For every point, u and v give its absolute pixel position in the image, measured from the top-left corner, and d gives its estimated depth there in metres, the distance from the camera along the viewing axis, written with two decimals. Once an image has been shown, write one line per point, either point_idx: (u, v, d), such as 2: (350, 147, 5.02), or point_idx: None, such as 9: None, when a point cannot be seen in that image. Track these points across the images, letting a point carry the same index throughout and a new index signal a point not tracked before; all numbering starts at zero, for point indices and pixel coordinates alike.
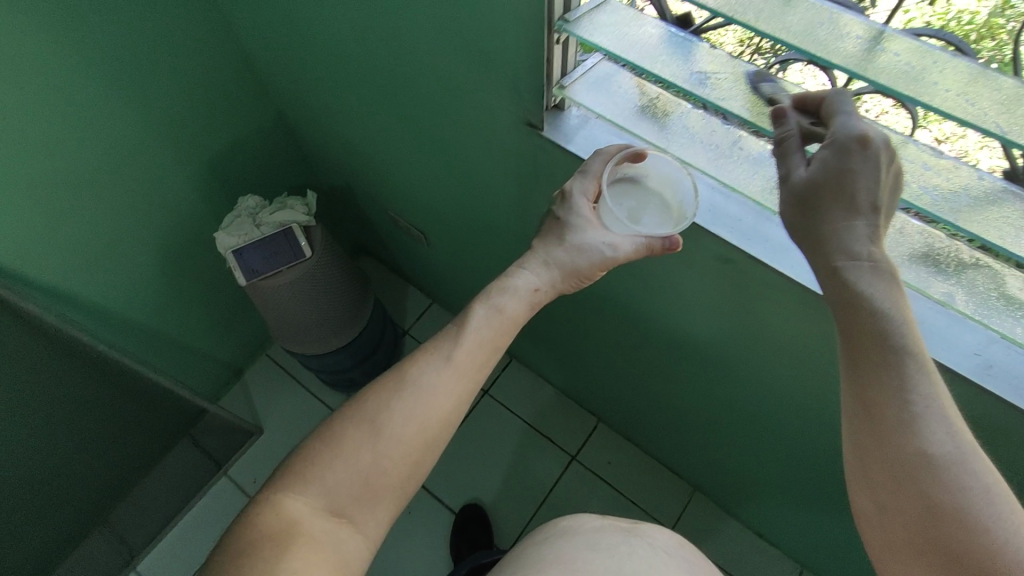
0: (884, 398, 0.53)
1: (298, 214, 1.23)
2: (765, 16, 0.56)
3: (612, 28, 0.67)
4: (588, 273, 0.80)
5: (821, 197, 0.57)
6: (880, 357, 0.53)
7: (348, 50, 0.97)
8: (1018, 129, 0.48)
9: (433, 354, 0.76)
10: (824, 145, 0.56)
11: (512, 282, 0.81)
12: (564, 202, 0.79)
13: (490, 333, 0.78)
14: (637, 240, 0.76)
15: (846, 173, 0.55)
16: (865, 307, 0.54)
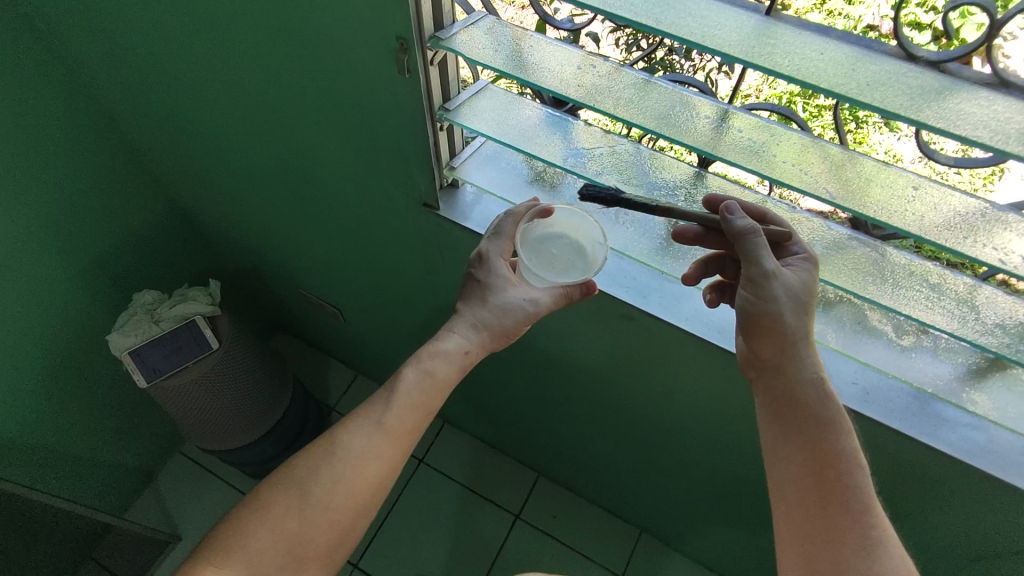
0: (856, 523, 0.57)
1: (200, 305, 1.17)
2: (624, 104, 0.62)
3: (492, 114, 0.71)
4: (515, 329, 0.79)
5: (795, 309, 0.61)
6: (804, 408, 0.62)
7: (240, 135, 0.95)
8: (844, 191, 0.56)
9: (363, 419, 0.75)
10: (805, 262, 0.61)
11: (440, 346, 0.78)
12: (482, 263, 0.78)
13: (422, 399, 0.76)
14: (556, 291, 0.77)
15: (817, 293, 0.62)
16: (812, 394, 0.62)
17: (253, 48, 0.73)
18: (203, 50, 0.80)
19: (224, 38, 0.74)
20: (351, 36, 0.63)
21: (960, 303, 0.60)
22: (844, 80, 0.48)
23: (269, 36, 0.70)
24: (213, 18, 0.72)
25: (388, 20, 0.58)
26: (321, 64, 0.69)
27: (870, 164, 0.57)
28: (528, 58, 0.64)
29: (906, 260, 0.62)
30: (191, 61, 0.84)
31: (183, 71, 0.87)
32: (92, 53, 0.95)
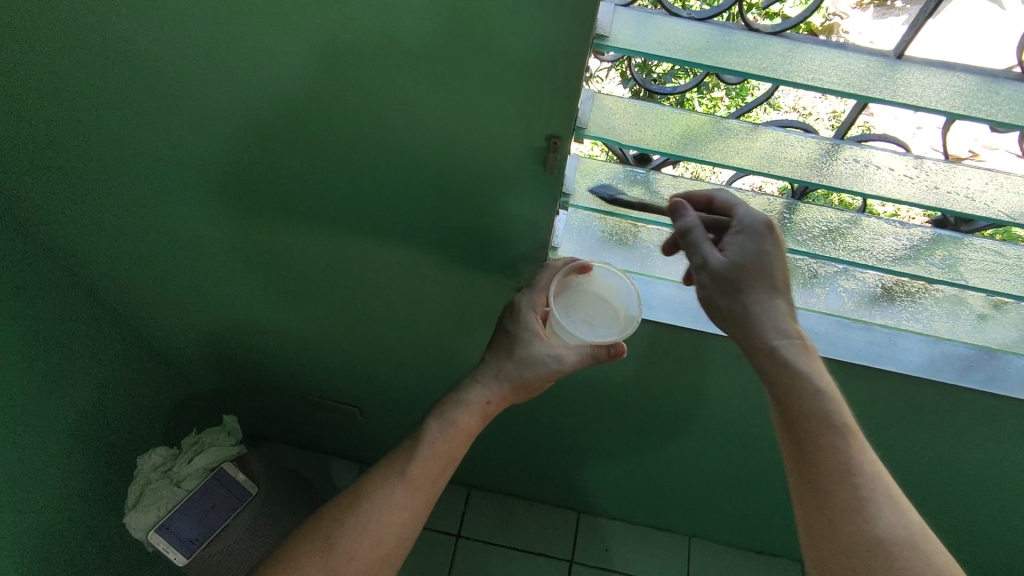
0: (831, 466, 0.60)
1: (227, 449, 1.04)
2: (763, 158, 0.60)
3: (599, 189, 0.69)
4: (537, 383, 0.73)
5: (745, 282, 0.64)
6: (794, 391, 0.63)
7: (266, 250, 0.84)
8: (996, 202, 0.58)
9: (385, 471, 0.73)
10: (743, 234, 0.63)
11: (461, 395, 0.74)
12: (514, 313, 0.73)
13: (442, 451, 0.72)
14: (583, 349, 0.70)
15: (764, 257, 0.63)
16: (791, 371, 0.63)
17: (330, 147, 0.65)
18: (247, 157, 0.70)
19: (290, 138, 0.65)
20: (471, 129, 0.57)
21: None
22: (986, 105, 0.49)
23: (354, 132, 0.63)
24: (282, 120, 0.64)
25: (534, 109, 0.54)
26: (421, 158, 0.62)
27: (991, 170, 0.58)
28: (652, 131, 0.61)
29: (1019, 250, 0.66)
30: (222, 170, 0.73)
31: (211, 185, 0.75)
32: (67, 187, 0.79)
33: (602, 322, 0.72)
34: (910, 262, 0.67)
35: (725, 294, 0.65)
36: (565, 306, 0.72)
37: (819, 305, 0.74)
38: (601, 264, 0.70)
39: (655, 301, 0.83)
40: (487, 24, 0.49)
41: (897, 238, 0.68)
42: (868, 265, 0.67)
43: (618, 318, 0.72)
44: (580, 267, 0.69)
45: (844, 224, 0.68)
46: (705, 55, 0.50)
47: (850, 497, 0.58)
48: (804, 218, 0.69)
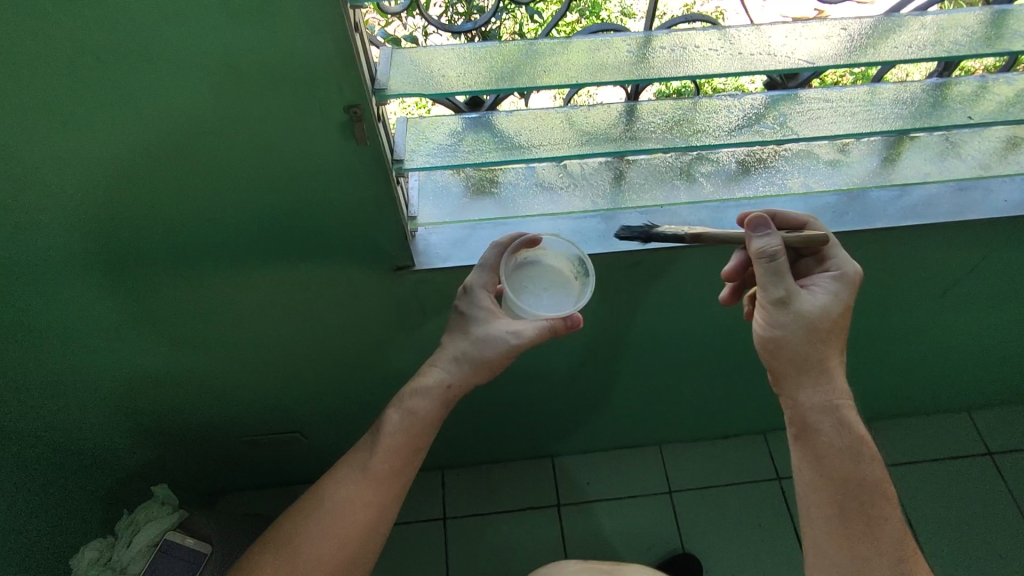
0: (855, 455, 0.68)
1: (165, 520, 1.00)
2: (580, 71, 0.59)
3: (434, 145, 0.67)
4: (497, 364, 0.68)
5: (829, 331, 0.68)
6: (839, 436, 0.69)
7: (127, 311, 0.77)
8: (802, 52, 0.59)
9: (348, 466, 0.72)
10: (839, 280, 0.69)
11: (422, 382, 0.71)
12: (464, 295, 0.70)
13: (406, 441, 0.70)
14: (539, 321, 0.65)
15: (843, 310, 0.68)
16: (846, 419, 0.69)
17: (135, 184, 0.59)
18: (57, 227, 0.63)
19: (88, 186, 0.58)
20: (277, 124, 0.53)
21: (892, 102, 0.70)
22: None
23: (157, 166, 0.57)
24: (70, 171, 0.57)
25: (326, 86, 0.50)
26: (235, 167, 0.58)
27: (779, 28, 0.60)
28: (458, 72, 0.58)
29: (835, 93, 0.70)
30: (35, 251, 0.65)
31: (27, 265, 0.67)
32: None
33: (557, 300, 0.67)
34: (748, 131, 0.68)
35: (802, 339, 0.68)
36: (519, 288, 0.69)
37: (682, 197, 0.76)
38: (550, 235, 0.69)
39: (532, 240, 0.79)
40: (240, 7, 0.45)
41: (729, 113, 0.69)
42: (700, 145, 0.68)
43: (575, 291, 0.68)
44: (529, 241, 0.68)
45: (677, 113, 0.70)
46: None
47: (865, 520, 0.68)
48: (643, 116, 0.70)
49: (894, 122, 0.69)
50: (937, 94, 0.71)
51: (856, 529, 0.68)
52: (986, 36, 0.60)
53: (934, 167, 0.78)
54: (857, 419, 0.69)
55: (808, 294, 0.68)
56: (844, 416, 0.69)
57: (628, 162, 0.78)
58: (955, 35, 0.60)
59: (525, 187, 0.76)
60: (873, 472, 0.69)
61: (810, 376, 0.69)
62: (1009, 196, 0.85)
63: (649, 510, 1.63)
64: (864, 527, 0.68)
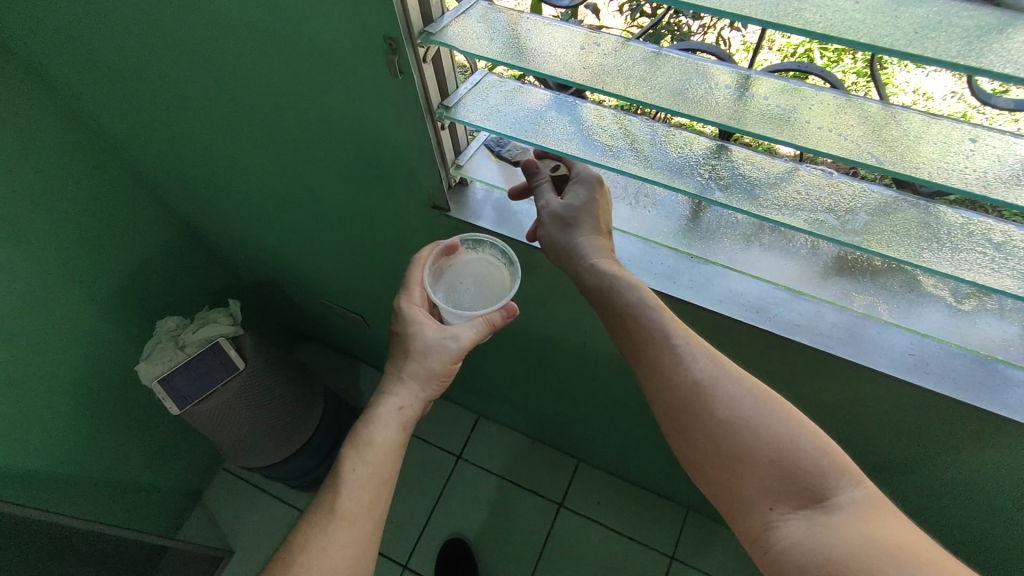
0: (632, 318, 0.60)
1: (224, 326, 1.20)
2: (635, 83, 0.53)
3: (491, 104, 0.66)
4: (444, 372, 0.71)
5: (581, 214, 0.65)
6: (628, 322, 0.60)
7: (240, 154, 0.90)
8: (892, 153, 0.47)
9: (314, 518, 0.64)
10: (579, 182, 0.66)
11: (370, 413, 0.70)
12: (396, 317, 0.72)
13: (376, 468, 0.66)
14: (476, 321, 0.69)
15: (595, 206, 0.65)
16: (625, 292, 0.61)
17: (239, 53, 0.67)
18: (192, 69, 0.74)
19: (207, 42, 0.67)
20: (343, 37, 0.57)
21: None
22: (887, 31, 0.38)
23: (256, 45, 0.64)
24: (195, 18, 0.65)
25: (377, 13, 0.53)
26: (313, 57, 0.62)
27: (916, 119, 0.48)
28: (521, 39, 0.56)
29: (964, 217, 0.54)
30: (177, 80, 0.78)
31: (171, 83, 0.79)
32: (85, 87, 0.89)
33: (489, 290, 0.72)
34: (817, 218, 0.56)
35: (560, 231, 0.66)
36: (446, 287, 0.73)
37: (729, 261, 0.67)
38: (465, 235, 0.73)
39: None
40: None
41: (814, 196, 0.58)
42: (738, 207, 0.58)
43: (502, 281, 0.72)
44: (444, 249, 0.72)
45: (755, 172, 0.61)
46: None
47: (704, 404, 0.55)
48: (725, 161, 0.62)
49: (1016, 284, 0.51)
50: None
51: (706, 418, 0.55)
52: None
53: None
54: (634, 288, 0.61)
55: (554, 197, 0.67)
56: (620, 301, 0.61)
57: (701, 206, 0.71)
58: None
59: None
60: (671, 333, 0.58)
61: (575, 266, 0.64)
62: None
63: (641, 562, 1.54)
64: (707, 409, 0.55)
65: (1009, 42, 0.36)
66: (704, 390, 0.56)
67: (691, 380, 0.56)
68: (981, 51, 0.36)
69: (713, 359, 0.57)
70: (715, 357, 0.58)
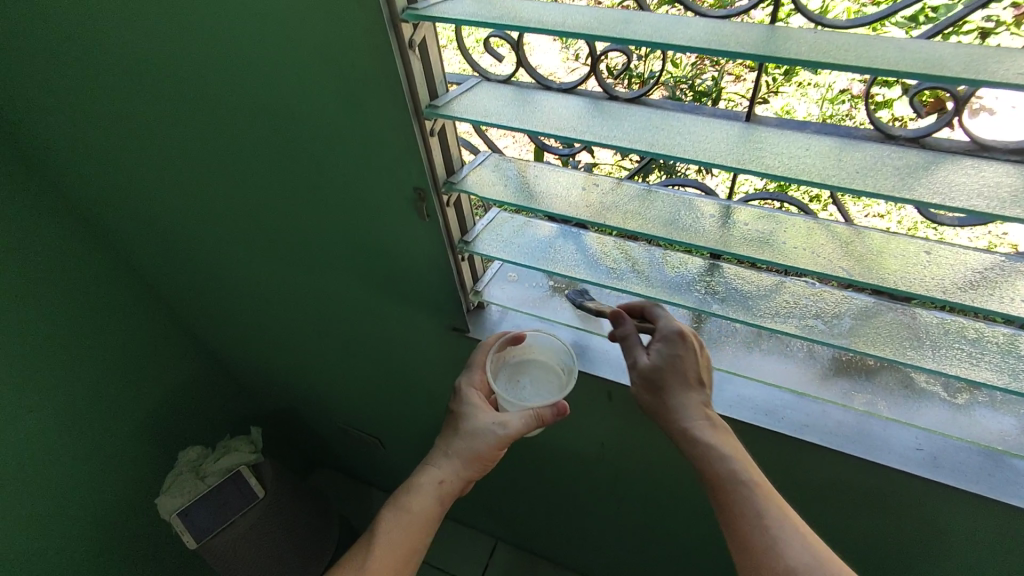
0: (732, 491, 0.58)
1: (245, 454, 1.22)
2: (632, 216, 0.62)
3: (505, 238, 0.74)
4: (488, 456, 0.72)
5: (669, 375, 0.65)
6: (723, 493, 0.59)
7: (271, 290, 0.98)
8: (860, 266, 0.54)
9: (343, 574, 0.68)
10: (659, 339, 0.66)
11: (414, 480, 0.72)
12: (454, 395, 0.76)
13: (405, 537, 0.69)
14: (527, 413, 0.70)
15: (678, 361, 0.65)
16: (713, 465, 0.60)
17: (281, 205, 0.77)
18: (236, 219, 0.84)
19: (254, 198, 0.78)
20: (374, 189, 0.67)
21: (1004, 353, 0.57)
22: (833, 171, 0.46)
23: (297, 198, 0.74)
24: (245, 180, 0.75)
25: (404, 170, 0.63)
26: (347, 204, 0.71)
27: (878, 236, 0.56)
28: (531, 184, 0.66)
29: (937, 316, 0.60)
30: (222, 230, 0.88)
31: (215, 233, 0.90)
32: (135, 239, 1.00)
33: (547, 387, 0.77)
34: (807, 323, 0.62)
35: (652, 390, 0.65)
36: (507, 378, 0.79)
37: (728, 365, 0.72)
38: (533, 332, 0.79)
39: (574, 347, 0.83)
40: (346, 104, 0.59)
41: (802, 303, 0.64)
42: (734, 316, 0.64)
43: (558, 380, 0.78)
44: (514, 339, 0.78)
45: (745, 285, 0.68)
46: (532, 122, 0.54)
47: None
48: (719, 277, 0.69)
49: (993, 375, 0.56)
50: None
51: None
52: None
53: None
54: (728, 463, 0.60)
55: (642, 354, 0.66)
56: (706, 469, 0.60)
57: (702, 318, 0.77)
58: None
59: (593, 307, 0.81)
60: (704, 442, 0.61)
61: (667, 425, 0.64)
62: None
63: None
64: None
65: (932, 176, 0.45)
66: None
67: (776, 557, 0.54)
68: (911, 184, 0.44)
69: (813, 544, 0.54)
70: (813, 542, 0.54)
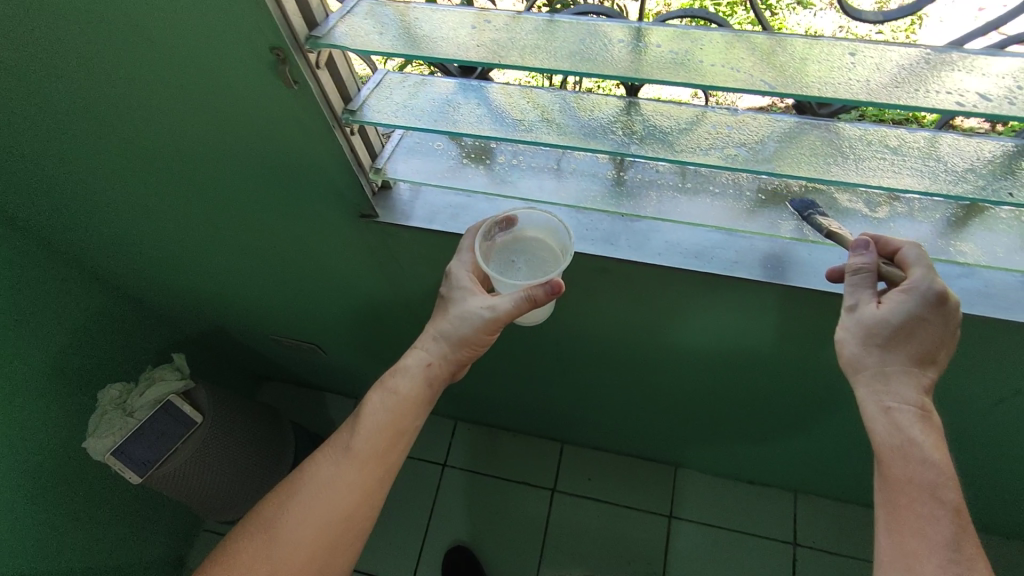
0: (902, 453, 0.56)
1: (172, 383, 1.14)
2: (531, 52, 0.54)
3: (396, 101, 0.65)
4: (477, 340, 0.69)
5: (906, 338, 0.56)
6: (909, 481, 0.56)
7: (151, 203, 0.86)
8: (782, 78, 0.49)
9: (331, 449, 0.72)
10: (905, 293, 0.55)
11: (401, 362, 0.72)
12: (445, 280, 0.72)
13: (388, 419, 0.70)
14: (518, 295, 0.64)
15: (920, 325, 0.55)
16: (902, 441, 0.56)
17: (123, 94, 0.64)
18: (77, 120, 0.70)
19: (87, 90, 0.64)
20: (225, 58, 0.56)
21: (926, 157, 0.55)
22: None
23: (139, 82, 0.61)
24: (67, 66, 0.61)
25: (252, 26, 0.51)
26: (199, 78, 0.59)
27: (798, 42, 0.50)
28: (411, 28, 0.56)
29: (860, 127, 0.57)
30: (66, 138, 0.74)
31: (60, 140, 0.75)
32: None
33: (541, 267, 0.70)
34: (729, 153, 0.58)
35: (868, 348, 0.58)
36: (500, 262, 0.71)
37: (652, 210, 0.69)
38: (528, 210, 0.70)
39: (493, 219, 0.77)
40: None
41: (723, 133, 0.60)
42: (655, 156, 0.60)
43: (554, 259, 0.70)
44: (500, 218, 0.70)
45: (663, 121, 0.62)
46: None
47: None
48: (637, 115, 0.63)
49: (914, 180, 0.54)
50: (1007, 161, 0.55)
51: None
52: (1010, 97, 0.46)
53: (1000, 246, 0.63)
54: (924, 448, 0.56)
55: (869, 301, 0.57)
56: (904, 450, 0.56)
57: (625, 166, 0.73)
58: (981, 91, 0.47)
59: (508, 169, 0.74)
60: (905, 426, 0.56)
61: (859, 386, 0.59)
62: None
63: (642, 527, 1.56)
64: None
65: None
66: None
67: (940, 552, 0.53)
68: None
69: (943, 533, 0.54)
70: (957, 529, 0.54)
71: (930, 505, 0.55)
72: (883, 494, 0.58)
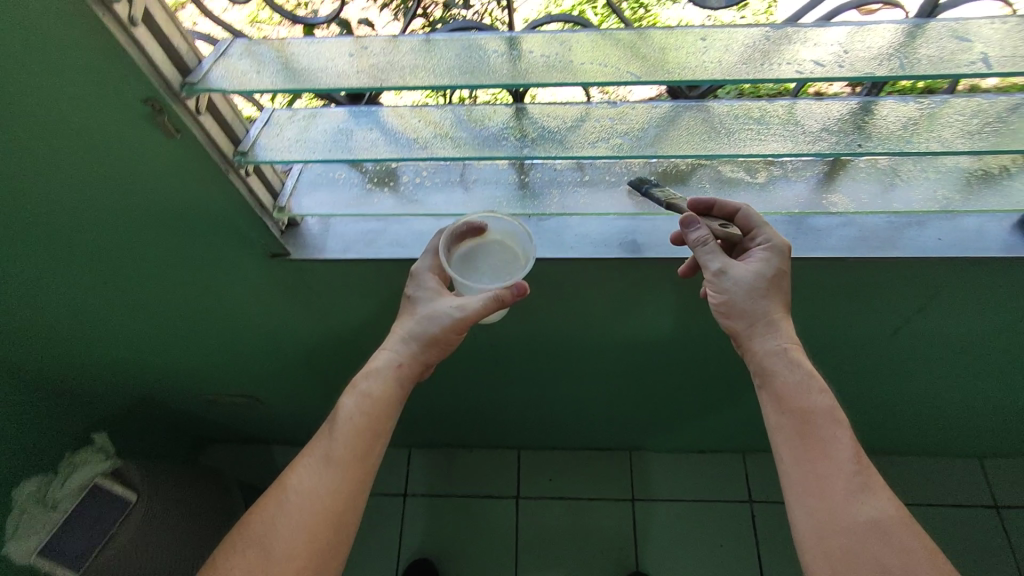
0: (796, 385, 0.65)
1: (98, 468, 1.07)
2: (413, 72, 0.55)
3: (288, 136, 0.64)
4: (446, 339, 0.71)
5: (768, 290, 0.67)
6: (805, 404, 0.64)
7: (40, 280, 0.81)
8: (648, 68, 0.53)
9: (308, 458, 0.69)
10: (767, 250, 0.66)
11: (372, 364, 0.72)
12: (411, 280, 0.73)
13: (365, 422, 0.69)
14: (485, 295, 0.67)
15: (780, 278, 0.67)
16: (794, 372, 0.65)
17: None
18: None
19: None
20: (100, 116, 0.54)
21: (787, 123, 0.61)
22: None
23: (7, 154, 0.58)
24: None
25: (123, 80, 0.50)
26: (71, 137, 0.56)
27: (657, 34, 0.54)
28: (289, 63, 0.56)
29: (727, 104, 0.62)
30: None
31: None
32: None
33: (502, 271, 0.72)
34: (616, 143, 0.62)
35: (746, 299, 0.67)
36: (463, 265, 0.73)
37: (557, 207, 0.72)
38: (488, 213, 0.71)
39: (408, 239, 0.78)
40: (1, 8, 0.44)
41: (608, 125, 0.64)
42: (549, 155, 0.63)
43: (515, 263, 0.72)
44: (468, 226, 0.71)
45: (552, 121, 0.65)
46: None
47: (842, 498, 0.60)
48: (526, 119, 0.66)
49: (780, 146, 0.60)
50: (853, 117, 0.61)
51: (849, 509, 0.59)
52: (841, 61, 0.52)
53: (864, 192, 0.70)
54: (809, 376, 0.65)
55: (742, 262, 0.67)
56: (792, 379, 0.65)
57: (526, 169, 0.75)
58: (818, 59, 0.52)
59: (414, 188, 0.75)
60: (796, 360, 0.66)
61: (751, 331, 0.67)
62: (948, 235, 0.74)
63: (609, 515, 1.59)
64: (845, 508, 0.60)
65: None
66: (852, 484, 0.60)
67: (841, 462, 0.61)
68: None
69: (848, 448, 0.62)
70: (852, 443, 0.62)
71: (825, 424, 0.63)
72: (788, 424, 0.65)
